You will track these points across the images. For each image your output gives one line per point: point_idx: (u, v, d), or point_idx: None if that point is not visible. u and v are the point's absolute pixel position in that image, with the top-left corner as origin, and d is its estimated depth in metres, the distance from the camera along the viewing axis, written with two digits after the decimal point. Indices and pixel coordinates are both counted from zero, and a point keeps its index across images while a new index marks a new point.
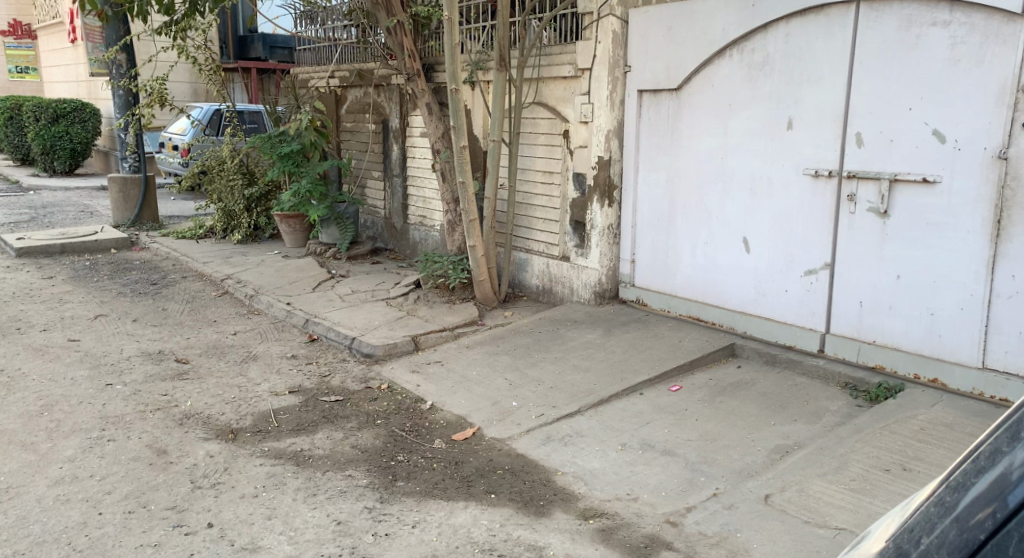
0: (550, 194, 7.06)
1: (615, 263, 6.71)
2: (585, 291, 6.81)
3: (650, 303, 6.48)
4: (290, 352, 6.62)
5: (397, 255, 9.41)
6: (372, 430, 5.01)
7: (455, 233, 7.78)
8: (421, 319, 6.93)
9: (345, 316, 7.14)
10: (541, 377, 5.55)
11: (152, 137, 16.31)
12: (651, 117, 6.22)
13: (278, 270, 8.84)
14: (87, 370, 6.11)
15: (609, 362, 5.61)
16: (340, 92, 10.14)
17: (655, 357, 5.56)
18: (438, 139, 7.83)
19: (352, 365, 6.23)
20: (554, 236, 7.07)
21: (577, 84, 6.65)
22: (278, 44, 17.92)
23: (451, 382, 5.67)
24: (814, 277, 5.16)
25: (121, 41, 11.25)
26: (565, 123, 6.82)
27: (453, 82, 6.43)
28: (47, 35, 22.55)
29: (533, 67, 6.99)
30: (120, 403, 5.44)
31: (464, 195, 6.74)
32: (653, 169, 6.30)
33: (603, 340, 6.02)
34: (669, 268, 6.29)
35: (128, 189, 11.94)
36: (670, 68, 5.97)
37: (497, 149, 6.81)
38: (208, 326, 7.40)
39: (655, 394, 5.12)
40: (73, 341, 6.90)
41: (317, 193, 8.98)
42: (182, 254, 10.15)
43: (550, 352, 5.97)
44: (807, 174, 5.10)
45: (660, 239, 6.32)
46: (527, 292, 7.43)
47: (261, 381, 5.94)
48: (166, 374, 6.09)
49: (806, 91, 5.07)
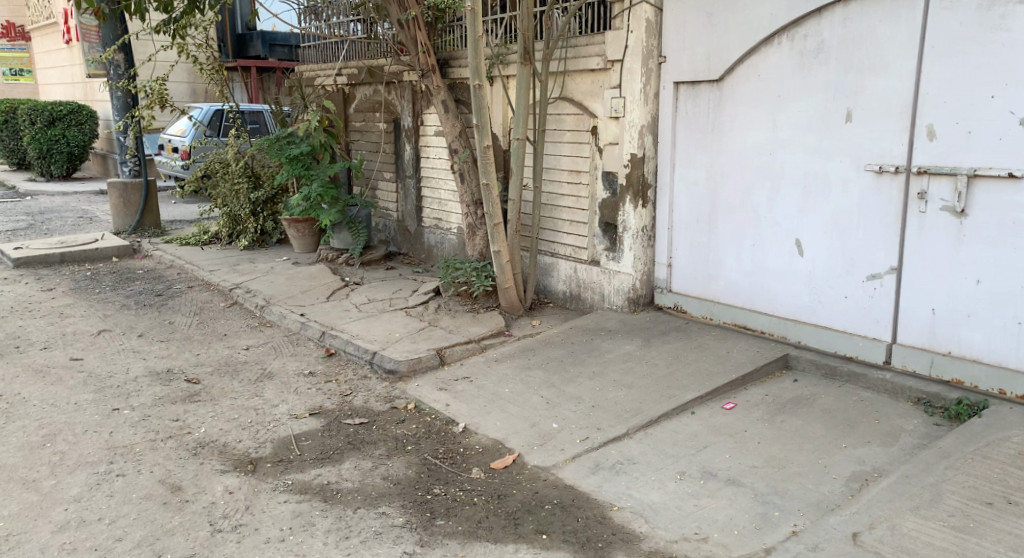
0: (577, 194, 6.67)
1: (650, 267, 6.32)
2: (618, 297, 6.41)
3: (689, 310, 6.08)
4: (307, 368, 6.22)
5: (412, 260, 9.02)
6: (403, 459, 4.61)
7: (475, 237, 7.38)
8: (444, 330, 6.53)
9: (364, 328, 6.74)
10: (580, 395, 5.14)
11: (152, 139, 15.88)
12: (689, 112, 5.82)
13: (289, 278, 8.43)
14: (91, 393, 5.73)
15: (653, 377, 5.21)
16: (348, 90, 9.74)
17: (703, 370, 5.16)
18: (455, 138, 7.42)
19: (374, 384, 5.83)
20: (582, 239, 6.68)
21: (607, 77, 6.25)
22: (277, 41, 17.34)
23: (483, 401, 5.27)
24: (878, 282, 4.76)
25: (119, 41, 10.82)
26: (594, 118, 6.42)
27: (476, 77, 6.02)
28: (41, 37, 22.16)
29: (558, 60, 6.58)
30: (129, 431, 5.05)
31: (488, 198, 6.34)
32: (691, 167, 5.90)
33: (643, 352, 5.61)
34: (710, 273, 5.89)
35: (129, 194, 11.53)
36: (711, 58, 5.56)
37: (522, 149, 6.41)
38: (218, 341, 7.01)
39: (709, 413, 4.72)
40: (77, 360, 6.51)
41: (328, 196, 8.57)
42: (187, 262, 9.76)
43: (587, 366, 5.57)
44: (869, 170, 4.71)
45: (700, 242, 5.93)
46: (553, 298, 7.04)
47: (279, 403, 5.55)
48: (177, 396, 5.70)
49: (868, 80, 4.67)
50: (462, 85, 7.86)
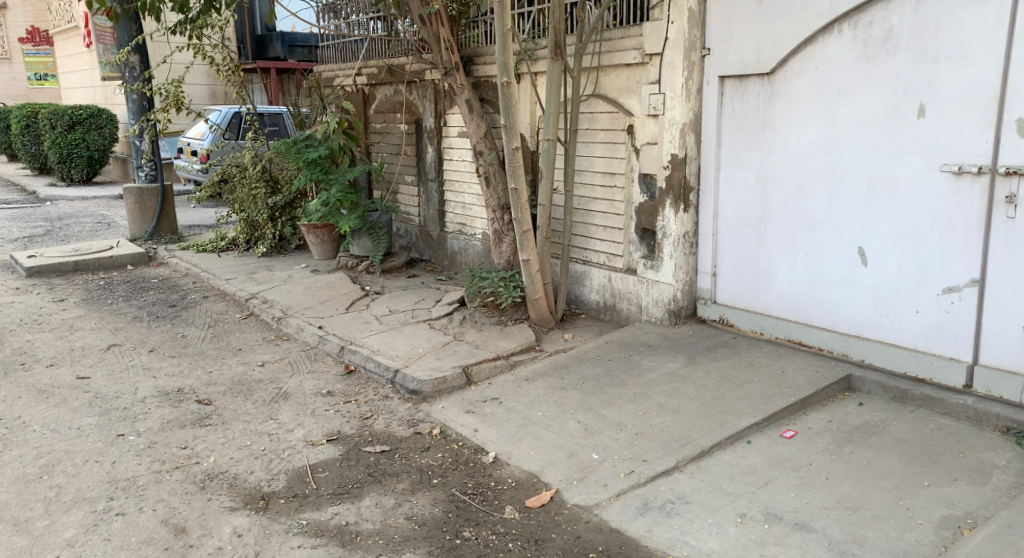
0: (612, 198, 6.23)
1: (692, 277, 5.86)
2: (658, 309, 5.96)
3: (736, 324, 5.63)
4: (325, 387, 5.81)
5: (435, 267, 8.60)
6: (428, 494, 4.19)
7: (502, 245, 6.95)
8: (470, 345, 6.10)
9: (386, 343, 6.33)
10: (621, 420, 4.70)
11: (171, 142, 15.60)
12: (736, 108, 5.36)
13: (307, 288, 8.05)
14: (95, 417, 5.36)
15: (702, 401, 4.76)
16: (368, 90, 9.33)
17: (757, 394, 4.71)
18: (480, 140, 6.99)
19: (397, 405, 5.42)
20: (617, 246, 6.24)
21: (644, 72, 5.81)
22: (297, 42, 17.15)
23: (515, 426, 4.83)
24: (956, 296, 4.33)
25: (133, 42, 10.49)
26: (630, 116, 5.98)
27: (504, 74, 5.58)
28: (62, 40, 22.06)
29: (591, 54, 6.14)
30: (132, 461, 4.67)
31: (517, 203, 5.91)
32: (738, 168, 5.44)
33: (688, 372, 5.16)
34: (759, 284, 5.44)
35: (145, 200, 11.23)
36: (762, 49, 5.10)
37: (552, 150, 5.97)
38: (233, 356, 6.62)
39: (766, 443, 4.28)
40: (83, 378, 6.14)
41: (348, 202, 8.17)
42: (203, 271, 9.41)
43: (626, 386, 5.12)
44: (946, 171, 4.27)
45: (748, 250, 5.47)
46: (586, 309, 6.59)
47: (295, 427, 5.14)
48: (186, 420, 5.31)
49: (946, 72, 4.24)
50: (488, 83, 7.45)
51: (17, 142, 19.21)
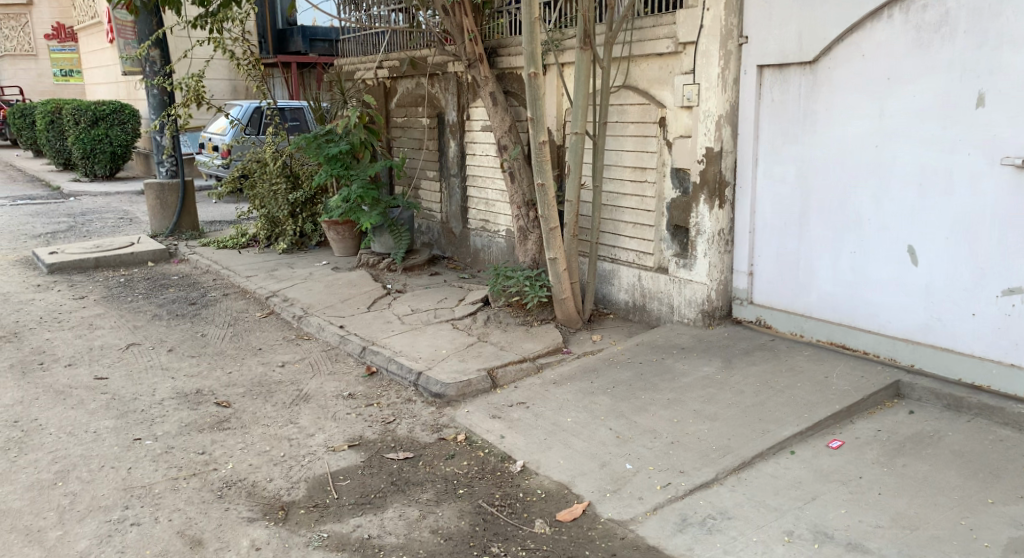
0: (642, 194, 6.01)
1: (726, 276, 5.65)
2: (690, 310, 5.75)
3: (775, 325, 5.43)
4: (346, 390, 5.64)
5: (457, 264, 8.41)
6: (453, 506, 4.01)
7: (527, 242, 6.74)
8: (495, 346, 5.91)
9: (409, 343, 6.15)
10: (656, 428, 4.49)
11: (192, 137, 15.52)
12: (776, 99, 5.16)
13: (328, 286, 7.88)
14: (112, 420, 5.21)
15: (741, 407, 4.54)
16: (389, 83, 9.14)
17: (799, 401, 4.50)
18: (504, 134, 6.79)
19: (420, 409, 5.23)
20: (648, 244, 6.03)
21: (678, 62, 5.59)
22: (317, 36, 16.86)
23: (543, 433, 4.63)
24: (1016, 297, 4.15)
25: (153, 35, 10.36)
26: (662, 108, 5.76)
27: (532, 65, 5.37)
28: (86, 36, 22.11)
29: (621, 44, 5.92)
30: (149, 467, 4.51)
31: (544, 200, 5.70)
32: (778, 162, 5.23)
33: (725, 377, 4.94)
34: (800, 284, 5.24)
35: (166, 196, 11.13)
36: (804, 36, 4.89)
37: (580, 144, 5.75)
38: (252, 357, 6.47)
39: (811, 454, 4.07)
40: (101, 379, 6.01)
41: (369, 198, 7.98)
42: (223, 268, 9.27)
43: (659, 391, 4.89)
44: (1008, 165, 4.09)
45: (787, 248, 5.28)
46: (614, 309, 6.37)
47: (316, 432, 4.97)
48: (204, 424, 5.16)
49: (1009, 59, 4.05)
50: (513, 75, 7.26)
51: (41, 138, 19.24)
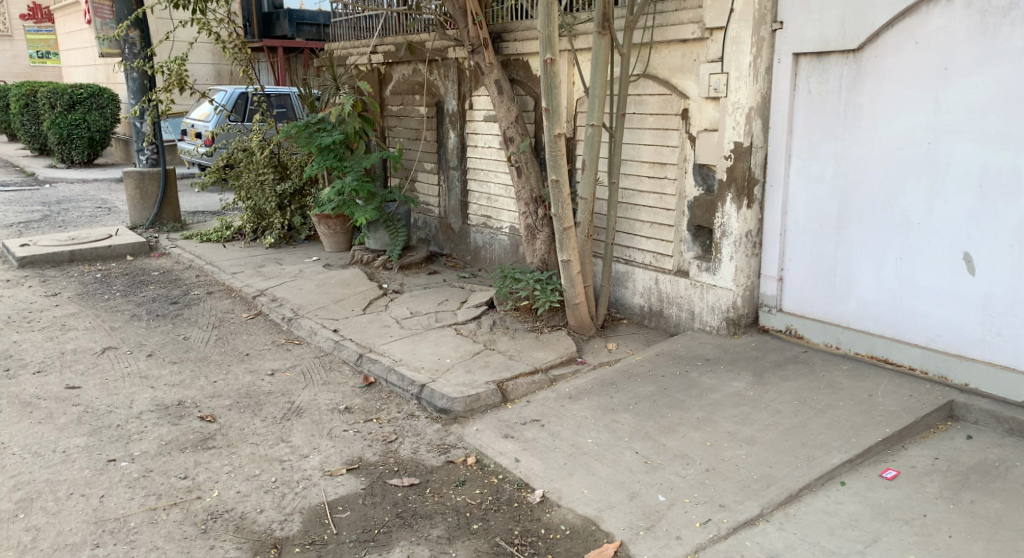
0: (661, 191, 5.58)
1: (754, 281, 5.23)
2: (714, 317, 5.34)
3: (807, 336, 5.02)
4: (342, 403, 5.19)
5: (456, 262, 7.97)
6: (468, 545, 3.63)
7: (534, 241, 6.30)
8: (503, 355, 5.47)
9: (409, 350, 5.71)
10: (687, 452, 4.08)
11: (175, 123, 14.98)
12: (814, 90, 4.76)
13: (319, 285, 7.42)
14: (84, 437, 4.73)
15: (780, 429, 4.13)
16: (384, 70, 8.65)
17: (844, 422, 4.10)
18: (511, 125, 6.33)
19: (424, 426, 4.80)
20: (666, 245, 5.60)
21: (703, 49, 5.18)
22: (304, 20, 16.24)
23: (562, 456, 4.20)
24: None
25: (133, 16, 9.80)
26: (685, 99, 5.34)
27: (547, 50, 4.92)
28: (63, 18, 21.40)
29: (641, 29, 5.49)
30: (123, 496, 4.05)
31: (558, 197, 5.26)
32: (814, 159, 4.83)
33: (758, 393, 4.53)
34: (836, 293, 4.84)
35: (146, 185, 10.57)
36: (848, 23, 4.50)
37: (597, 137, 5.31)
38: (239, 364, 5.99)
39: (865, 486, 3.67)
40: (73, 388, 5.52)
41: (364, 191, 7.50)
42: (207, 263, 8.78)
43: (686, 410, 4.48)
44: None
45: (823, 253, 4.88)
46: (629, 313, 5.96)
47: (310, 452, 4.53)
48: (186, 442, 4.69)
49: None
50: (519, 61, 6.81)
51: (16, 122, 18.58)
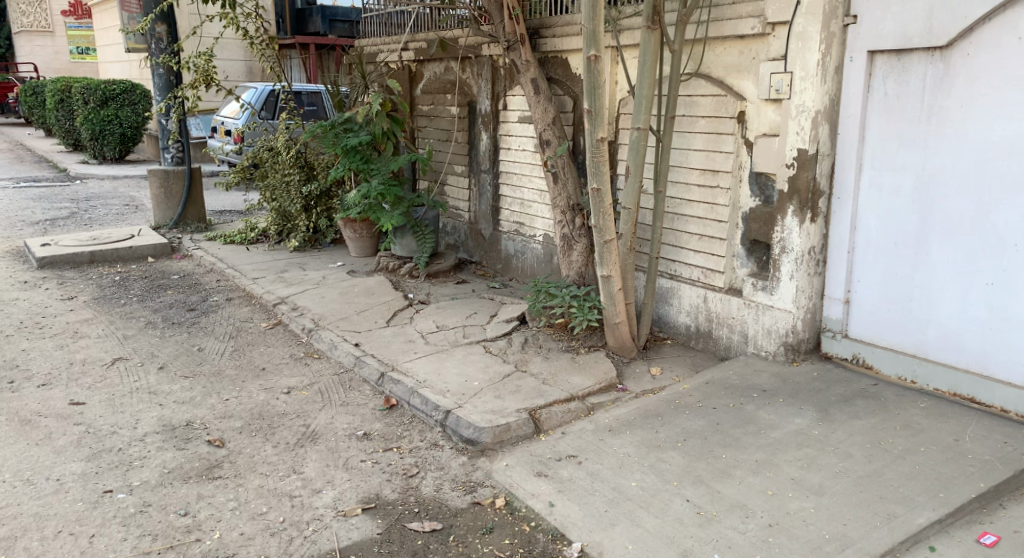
0: (711, 201, 5.09)
1: (816, 302, 4.72)
2: (770, 341, 4.84)
3: (877, 366, 4.53)
4: (361, 428, 4.77)
5: (486, 271, 7.54)
6: None
7: (572, 253, 5.82)
8: (536, 378, 5.01)
9: (434, 369, 5.27)
10: (746, 502, 3.59)
11: (205, 120, 14.75)
12: (893, 92, 4.27)
13: (343, 293, 7.02)
14: (81, 463, 4.36)
15: (853, 478, 3.63)
16: (415, 67, 8.23)
17: (928, 472, 3.61)
18: (547, 127, 5.87)
19: (448, 458, 4.36)
20: (717, 261, 5.10)
21: (764, 46, 4.67)
22: (337, 17, 16.19)
23: (603, 502, 3.74)
24: None
25: (159, 9, 9.45)
26: (741, 101, 4.84)
27: (592, 47, 4.44)
28: (99, 14, 21.38)
29: (694, 24, 5.00)
30: (116, 536, 3.68)
31: (599, 207, 4.78)
32: (890, 169, 4.34)
33: (824, 433, 4.03)
34: (912, 320, 4.35)
35: (171, 184, 10.24)
36: (935, 14, 4.03)
37: (643, 141, 4.82)
38: (254, 380, 5.59)
39: (960, 554, 3.20)
40: (77, 405, 5.16)
41: (391, 196, 7.09)
42: (228, 267, 8.43)
43: (743, 450, 3.99)
44: None
45: (897, 275, 4.38)
46: (673, 333, 5.47)
47: (324, 487, 4.11)
48: (191, 471, 4.30)
49: None
50: (557, 59, 6.35)
51: (51, 117, 18.52)
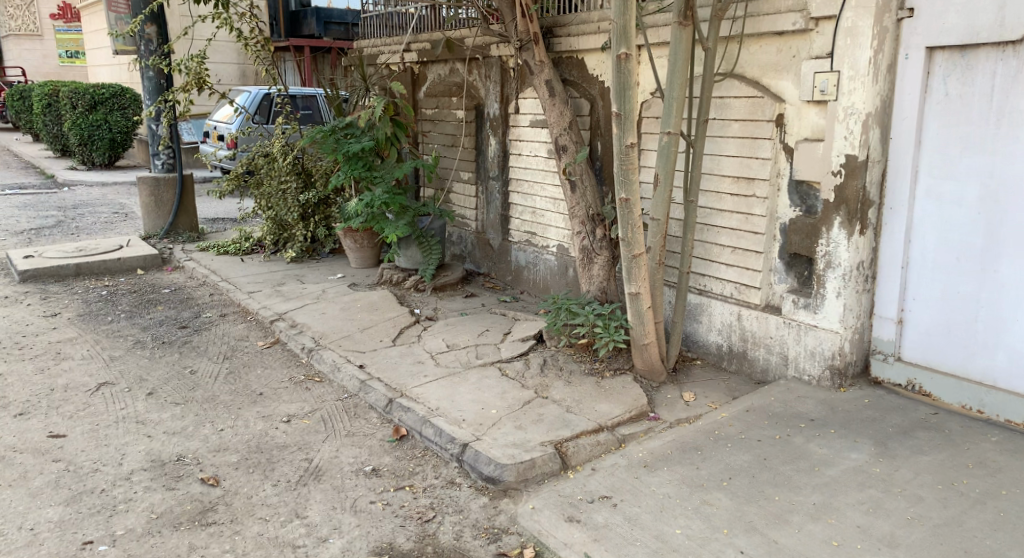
0: (746, 211, 4.68)
1: (865, 322, 4.32)
2: (813, 364, 4.43)
3: (936, 393, 4.16)
4: (370, 462, 4.35)
5: (495, 284, 7.13)
6: None
7: (591, 266, 5.41)
8: (559, 406, 4.60)
9: (447, 395, 4.85)
10: (809, 554, 3.20)
11: (197, 125, 14.34)
12: (955, 92, 3.90)
13: (344, 309, 6.59)
14: (60, 509, 3.93)
15: (929, 527, 3.26)
16: (418, 69, 7.82)
17: (1014, 520, 3.27)
18: (563, 132, 5.46)
19: (467, 499, 3.95)
20: (752, 275, 4.69)
21: (806, 43, 4.27)
22: (332, 19, 15.60)
23: (646, 553, 3.33)
24: None
25: (147, 9, 9.00)
26: (780, 103, 4.44)
27: (621, 44, 4.04)
28: (88, 16, 20.85)
29: (728, 19, 4.59)
30: None
31: (627, 219, 4.37)
32: (952, 178, 3.96)
33: (887, 471, 3.64)
34: (978, 344, 3.98)
35: (161, 192, 9.77)
36: (1007, 6, 3.65)
37: (674, 147, 4.41)
38: (250, 406, 5.16)
39: None
40: (57, 438, 4.72)
41: (395, 204, 6.67)
42: (222, 280, 7.99)
43: (797, 491, 3.58)
44: None
45: (960, 295, 4.01)
46: (703, 353, 5.06)
47: (331, 536, 3.70)
48: (182, 516, 3.88)
49: None
50: (572, 59, 5.94)
51: (38, 122, 18.02)
